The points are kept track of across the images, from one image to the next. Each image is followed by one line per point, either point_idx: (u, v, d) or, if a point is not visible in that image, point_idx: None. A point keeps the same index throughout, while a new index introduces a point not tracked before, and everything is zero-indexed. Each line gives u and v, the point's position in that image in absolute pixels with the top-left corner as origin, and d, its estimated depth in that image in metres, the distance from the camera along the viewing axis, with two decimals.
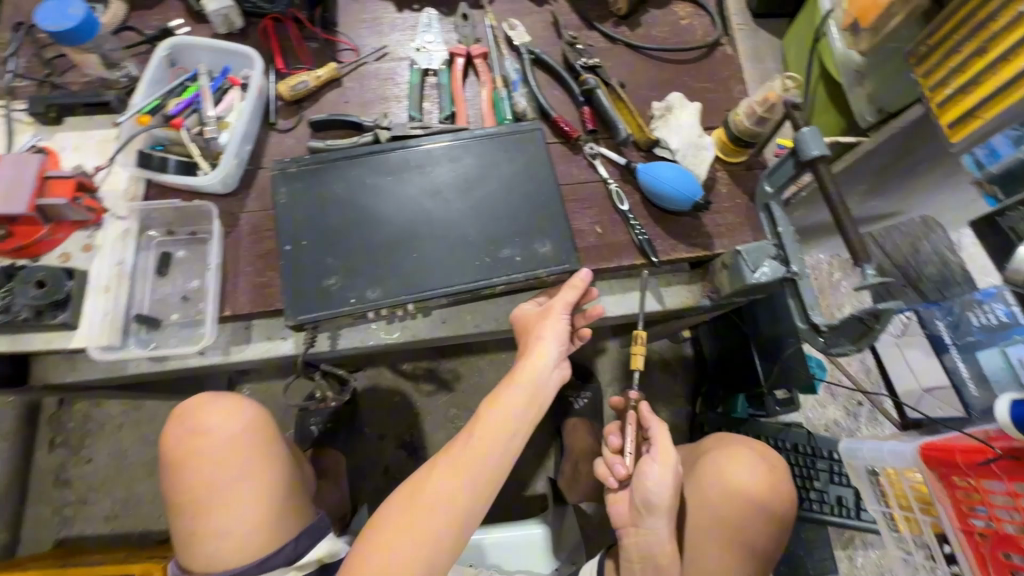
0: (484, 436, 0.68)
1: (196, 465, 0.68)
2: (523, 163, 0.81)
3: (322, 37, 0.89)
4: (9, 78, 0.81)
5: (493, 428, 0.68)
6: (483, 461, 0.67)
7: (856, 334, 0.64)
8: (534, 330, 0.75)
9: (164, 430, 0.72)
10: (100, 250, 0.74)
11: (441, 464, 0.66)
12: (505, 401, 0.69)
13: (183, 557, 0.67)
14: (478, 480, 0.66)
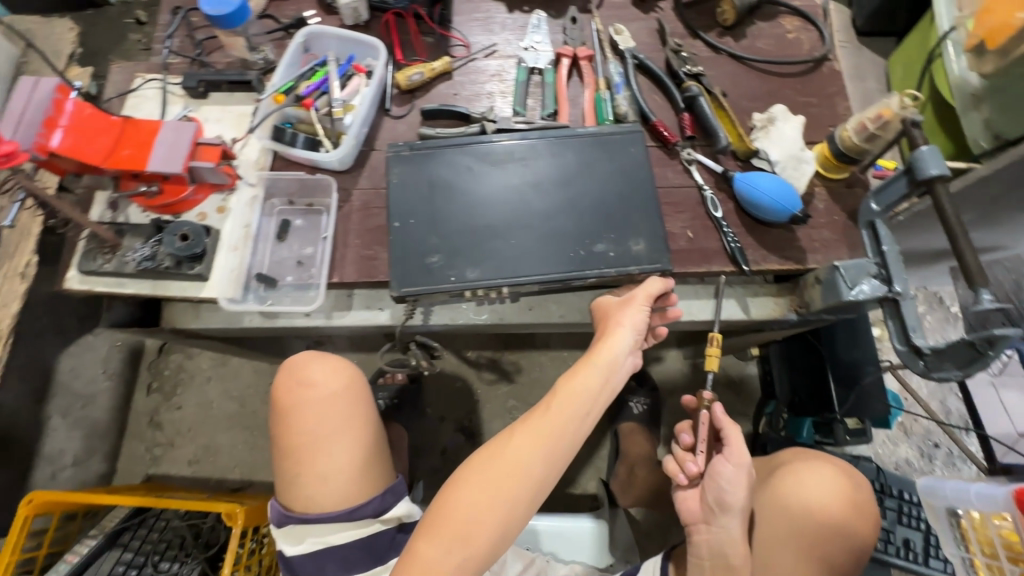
0: (561, 409, 0.69)
1: (301, 413, 0.75)
2: (623, 162, 0.83)
3: (438, 33, 0.95)
4: (167, 55, 0.92)
5: (574, 404, 0.69)
6: (561, 434, 0.67)
7: (964, 360, 0.62)
8: (613, 317, 0.75)
9: (274, 378, 0.80)
10: (231, 212, 0.82)
11: (516, 431, 0.68)
12: (581, 378, 0.70)
13: (284, 496, 0.75)
14: (553, 452, 0.67)
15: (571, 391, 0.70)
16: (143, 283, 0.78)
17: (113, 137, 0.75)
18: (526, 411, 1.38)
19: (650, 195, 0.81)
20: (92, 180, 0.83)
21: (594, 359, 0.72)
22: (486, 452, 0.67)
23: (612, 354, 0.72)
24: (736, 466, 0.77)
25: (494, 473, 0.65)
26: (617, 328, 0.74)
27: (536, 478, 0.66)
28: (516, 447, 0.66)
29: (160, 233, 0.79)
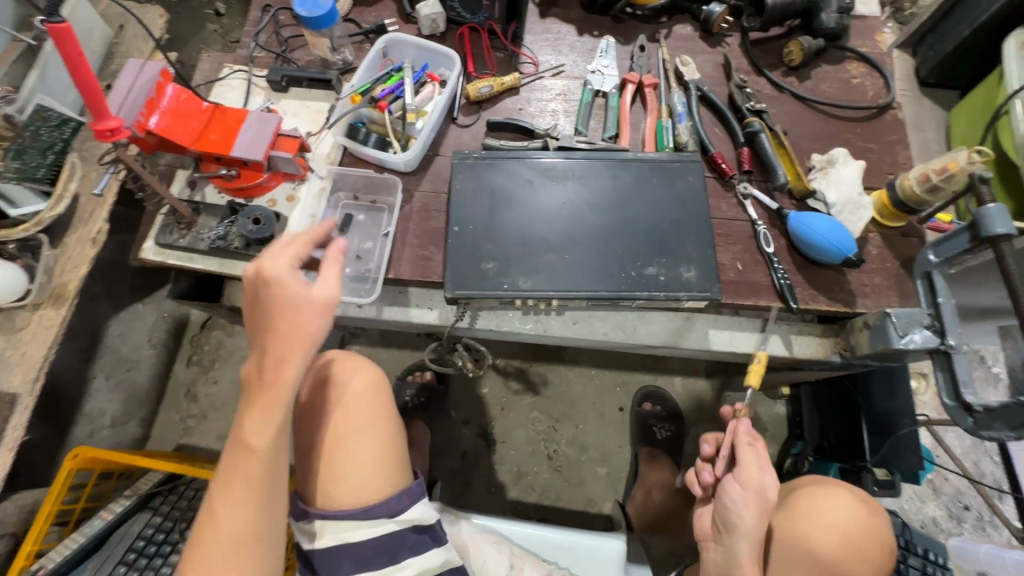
0: (252, 463, 0.60)
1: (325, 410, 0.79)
2: (678, 189, 0.85)
3: (510, 49, 0.99)
4: (253, 49, 0.97)
5: (265, 449, 0.60)
6: (266, 476, 0.60)
7: (1017, 422, 0.62)
8: (274, 298, 0.58)
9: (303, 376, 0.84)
10: (301, 201, 0.86)
11: (237, 479, 0.60)
12: (258, 416, 0.59)
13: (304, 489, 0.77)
14: (263, 492, 0.60)
15: (260, 440, 0.59)
16: (213, 261, 0.83)
17: (203, 121, 0.81)
18: (548, 424, 1.39)
19: (705, 223, 0.83)
20: (174, 159, 0.88)
21: (264, 382, 0.59)
22: (213, 512, 0.60)
23: (293, 376, 0.59)
24: (753, 497, 0.78)
25: (234, 518, 0.59)
26: (280, 350, 0.58)
27: (247, 528, 0.60)
28: (243, 491, 0.60)
29: (234, 215, 0.83)
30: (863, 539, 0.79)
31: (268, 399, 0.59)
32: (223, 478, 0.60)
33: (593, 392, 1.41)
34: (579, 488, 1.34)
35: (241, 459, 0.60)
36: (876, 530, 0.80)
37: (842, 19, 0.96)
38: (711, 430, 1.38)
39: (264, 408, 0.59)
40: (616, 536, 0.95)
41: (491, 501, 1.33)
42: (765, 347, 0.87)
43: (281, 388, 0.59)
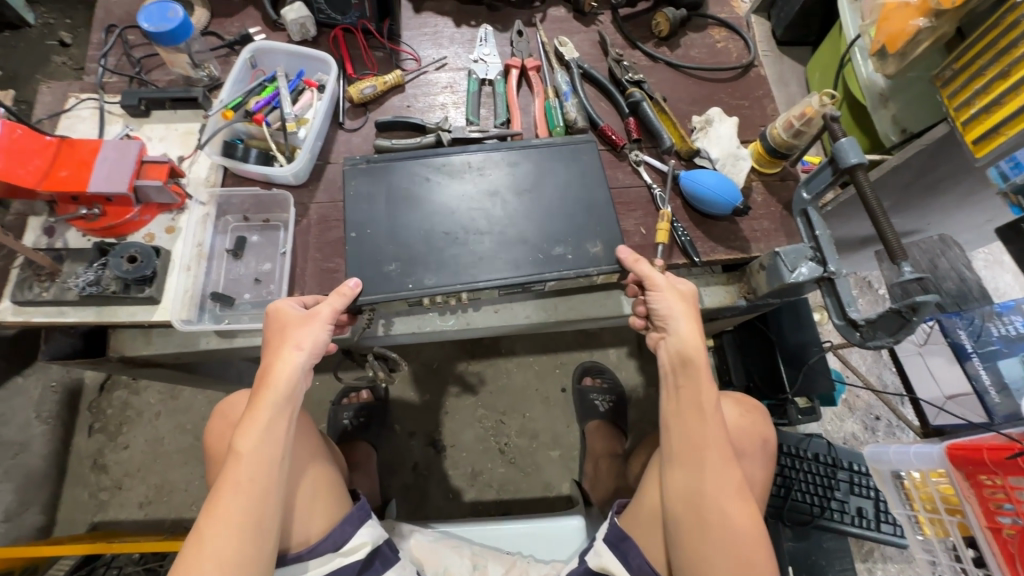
0: (241, 469, 0.61)
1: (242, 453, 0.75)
2: (573, 166, 0.86)
3: (388, 47, 0.97)
4: (102, 74, 0.88)
5: (257, 455, 0.62)
6: (260, 484, 0.61)
7: (894, 328, 0.68)
8: (288, 335, 0.67)
9: (206, 429, 0.79)
10: (183, 231, 0.79)
11: (225, 488, 0.60)
12: (257, 427, 0.63)
13: None
14: (255, 498, 0.60)
15: (248, 443, 0.62)
16: (87, 310, 0.74)
17: (48, 159, 0.73)
18: (495, 418, 1.38)
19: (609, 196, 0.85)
20: (23, 206, 0.78)
21: (262, 390, 0.64)
22: (204, 528, 0.59)
23: (286, 381, 0.65)
24: (672, 293, 0.75)
25: (225, 527, 0.59)
26: (276, 359, 0.65)
27: (239, 548, 0.58)
28: (237, 499, 0.60)
29: (105, 256, 0.75)
30: (749, 440, 0.86)
31: (263, 402, 0.64)
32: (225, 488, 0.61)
33: (534, 379, 1.43)
34: (537, 474, 1.35)
35: (238, 467, 0.61)
36: (762, 432, 0.88)
37: None
38: (650, 394, 1.44)
39: (254, 414, 0.63)
40: (573, 515, 0.95)
41: (450, 507, 1.31)
42: None
43: (271, 393, 0.64)
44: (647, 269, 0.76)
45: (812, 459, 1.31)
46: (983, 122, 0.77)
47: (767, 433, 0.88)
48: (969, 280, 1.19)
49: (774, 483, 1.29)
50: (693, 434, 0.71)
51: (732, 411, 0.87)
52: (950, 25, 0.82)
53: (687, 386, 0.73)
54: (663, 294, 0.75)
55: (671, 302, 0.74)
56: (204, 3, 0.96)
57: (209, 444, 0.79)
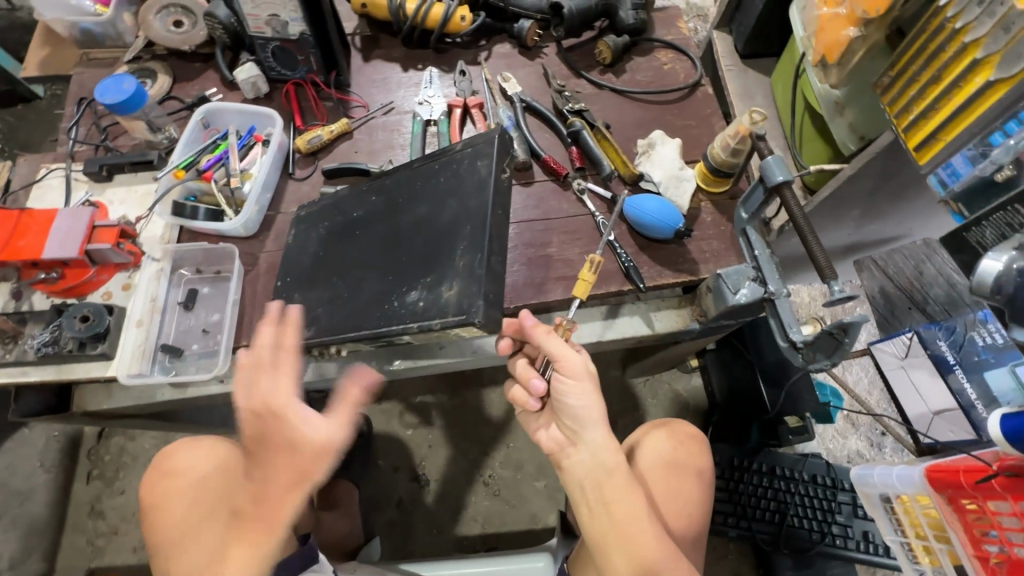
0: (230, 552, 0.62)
1: (171, 502, 0.80)
2: (465, 183, 0.74)
3: (337, 97, 1.01)
4: (72, 145, 0.95)
5: (271, 512, 0.62)
6: (283, 541, 0.63)
7: (830, 349, 0.67)
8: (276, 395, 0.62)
9: (142, 481, 0.85)
10: (137, 288, 0.83)
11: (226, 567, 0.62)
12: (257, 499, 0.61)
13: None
14: (270, 557, 0.63)
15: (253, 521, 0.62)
16: (46, 370, 0.78)
17: (9, 230, 0.78)
18: (478, 450, 1.37)
19: (485, 220, 0.70)
20: None
21: (275, 442, 0.61)
22: None
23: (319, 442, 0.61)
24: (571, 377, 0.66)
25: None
26: (265, 407, 0.62)
27: None
28: (244, 553, 0.62)
29: (61, 316, 0.79)
30: (682, 473, 0.86)
31: (268, 455, 0.61)
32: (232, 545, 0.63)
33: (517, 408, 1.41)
34: (522, 506, 1.32)
35: (247, 521, 0.63)
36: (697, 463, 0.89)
37: (638, 14, 1.04)
38: (637, 418, 1.41)
39: (299, 466, 0.61)
40: (539, 556, 0.91)
41: (435, 543, 1.29)
42: (631, 330, 0.88)
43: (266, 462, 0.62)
44: (554, 345, 0.66)
45: (808, 481, 1.23)
46: (923, 127, 0.73)
47: (704, 465, 0.89)
48: (959, 284, 1.07)
49: (767, 508, 1.21)
50: (629, 546, 0.65)
51: (664, 447, 0.89)
52: (881, 33, 0.80)
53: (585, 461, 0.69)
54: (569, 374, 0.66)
55: (584, 394, 0.66)
56: (167, 70, 1.03)
57: (143, 494, 0.83)
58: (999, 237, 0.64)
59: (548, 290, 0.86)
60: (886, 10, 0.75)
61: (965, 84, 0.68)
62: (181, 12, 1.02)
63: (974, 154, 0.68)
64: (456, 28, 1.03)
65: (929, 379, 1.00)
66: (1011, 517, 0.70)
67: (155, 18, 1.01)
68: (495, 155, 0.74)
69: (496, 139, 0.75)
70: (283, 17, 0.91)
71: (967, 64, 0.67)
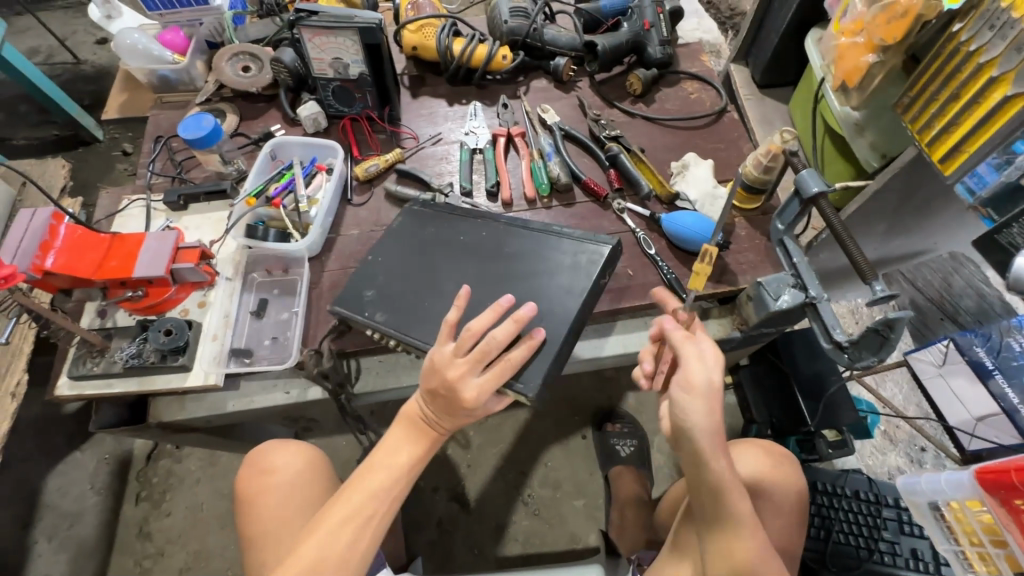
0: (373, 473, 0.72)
1: (268, 495, 0.86)
2: (568, 263, 0.81)
3: (389, 130, 1.10)
4: (150, 178, 1.04)
5: (404, 455, 0.73)
6: (398, 479, 0.72)
7: (876, 346, 0.70)
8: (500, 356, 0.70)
9: (239, 475, 0.90)
10: (212, 304, 0.89)
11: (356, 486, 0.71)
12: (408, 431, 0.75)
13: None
14: (388, 491, 0.71)
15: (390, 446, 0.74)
16: (131, 381, 0.83)
17: (102, 251, 0.85)
18: (516, 470, 1.39)
19: (574, 311, 0.77)
20: (82, 293, 0.91)
21: (457, 407, 0.71)
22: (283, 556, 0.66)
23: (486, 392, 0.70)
24: (691, 387, 0.67)
25: (360, 523, 0.68)
26: (457, 385, 0.69)
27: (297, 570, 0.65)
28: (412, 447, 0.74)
29: (145, 331, 0.85)
30: (771, 487, 0.89)
31: (437, 408, 0.73)
32: (348, 482, 0.71)
33: (553, 427, 1.43)
34: (563, 525, 1.32)
35: (376, 460, 0.73)
36: (792, 481, 0.91)
37: (666, 49, 1.12)
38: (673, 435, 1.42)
39: (462, 420, 0.74)
40: (587, 568, 0.88)
41: (477, 563, 1.29)
42: None
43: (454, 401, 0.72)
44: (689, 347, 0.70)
45: (851, 497, 1.20)
46: (944, 141, 0.79)
47: (796, 483, 0.91)
48: (990, 295, 1.12)
49: (814, 524, 1.19)
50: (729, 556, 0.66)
51: (759, 462, 0.91)
52: (899, 58, 0.87)
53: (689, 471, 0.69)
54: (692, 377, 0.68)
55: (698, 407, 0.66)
56: (235, 110, 1.13)
57: (238, 490, 0.88)
58: None
59: (594, 302, 0.91)
60: (902, 36, 0.82)
61: (983, 100, 0.73)
62: (249, 58, 1.13)
63: (997, 162, 0.73)
64: (498, 66, 1.12)
65: (969, 386, 1.01)
66: None
67: (226, 64, 1.12)
68: (603, 258, 0.80)
69: (604, 248, 0.81)
70: (345, 60, 1.00)
71: (982, 83, 0.73)
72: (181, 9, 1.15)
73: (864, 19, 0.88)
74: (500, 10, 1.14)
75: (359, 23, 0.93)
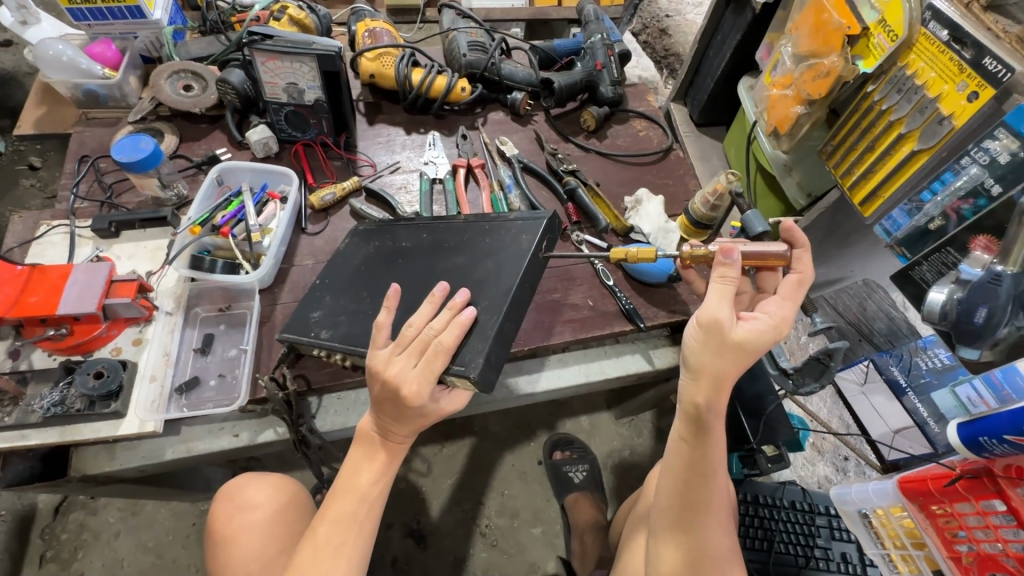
0: (344, 503, 0.68)
1: (244, 535, 0.79)
2: (507, 249, 0.79)
3: (346, 157, 1.07)
4: (73, 201, 0.95)
5: (363, 478, 0.69)
6: (363, 502, 0.68)
7: (817, 372, 0.84)
8: (432, 344, 0.66)
9: (215, 508, 0.84)
10: (149, 342, 0.82)
11: (326, 518, 0.67)
12: (379, 467, 0.69)
13: None
14: (356, 516, 0.67)
15: (350, 477, 0.69)
16: (49, 431, 0.74)
17: (19, 287, 0.78)
18: (473, 499, 1.37)
19: (512, 287, 0.73)
20: None
21: (403, 408, 0.66)
22: None
23: (420, 395, 0.65)
24: (732, 354, 0.61)
25: (331, 557, 0.65)
26: (396, 380, 0.65)
27: None
28: (376, 468, 0.69)
29: (70, 375, 0.77)
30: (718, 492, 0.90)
31: (386, 418, 0.68)
32: (317, 513, 0.68)
33: (509, 454, 1.43)
34: (521, 554, 1.31)
35: (339, 485, 0.69)
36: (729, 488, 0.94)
37: (616, 89, 1.18)
38: (626, 457, 1.45)
39: (418, 425, 0.69)
40: None
41: None
42: (632, 366, 0.96)
43: (376, 389, 0.67)
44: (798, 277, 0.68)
45: (789, 508, 1.18)
46: (863, 185, 0.90)
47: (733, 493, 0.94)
48: (897, 318, 1.22)
49: (753, 536, 1.14)
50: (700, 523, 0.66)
51: None
52: (823, 111, 0.96)
53: (686, 443, 0.65)
54: (804, 272, 0.68)
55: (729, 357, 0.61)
56: (174, 130, 1.06)
57: (213, 527, 0.82)
58: (938, 274, 0.79)
59: (556, 333, 0.93)
60: (825, 93, 0.91)
61: (894, 152, 0.84)
62: (191, 77, 1.07)
63: (908, 208, 0.84)
64: (457, 97, 1.13)
65: (886, 402, 1.15)
66: (974, 516, 0.81)
67: (165, 82, 1.05)
68: (540, 235, 0.78)
69: (544, 222, 0.80)
70: (301, 85, 0.96)
71: (892, 138, 0.83)
72: (113, 21, 1.06)
73: (793, 75, 0.99)
74: (459, 42, 1.16)
75: (317, 49, 0.90)
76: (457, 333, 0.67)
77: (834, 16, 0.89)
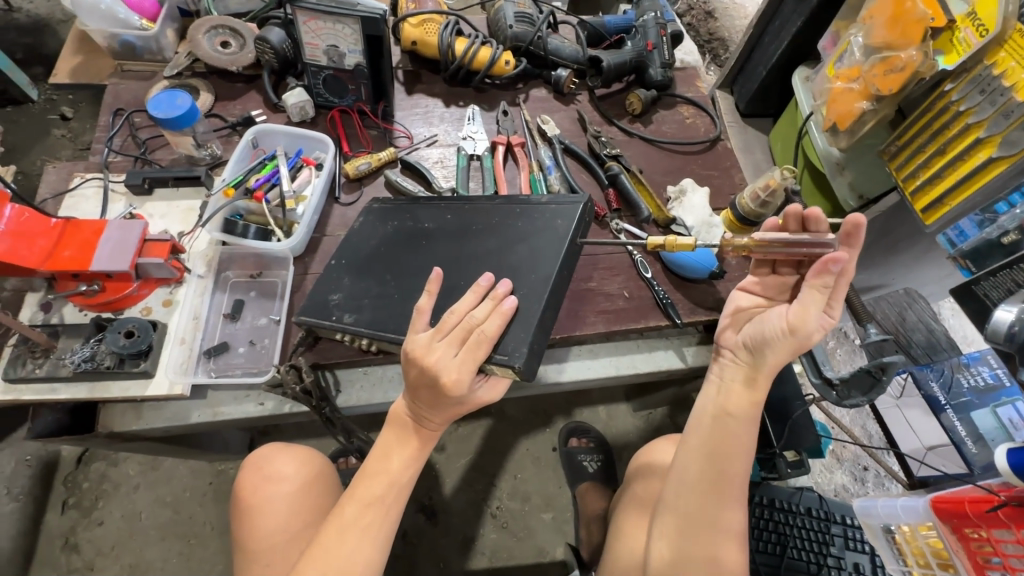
0: (374, 486, 0.67)
1: (271, 506, 0.79)
2: (543, 233, 0.76)
3: (382, 126, 1.04)
4: (107, 155, 0.93)
5: (394, 462, 0.68)
6: (392, 486, 0.67)
7: (865, 387, 0.81)
8: (474, 329, 0.65)
9: (242, 475, 0.84)
10: (180, 304, 0.81)
11: (354, 498, 0.67)
12: (411, 452, 0.68)
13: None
14: (384, 501, 0.66)
15: (381, 463, 0.68)
16: (79, 387, 0.74)
17: (53, 240, 0.77)
18: (485, 481, 1.37)
19: (551, 274, 0.71)
20: (22, 282, 0.80)
21: (441, 397, 0.64)
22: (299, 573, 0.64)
23: (460, 384, 0.62)
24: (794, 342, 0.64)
25: (355, 540, 0.64)
26: (435, 368, 0.63)
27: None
28: (407, 455, 0.68)
29: (101, 332, 0.76)
30: None
31: (421, 405, 0.66)
32: (345, 491, 0.68)
33: (524, 439, 1.42)
34: (531, 538, 1.31)
35: (368, 468, 0.68)
36: None
37: (666, 72, 1.13)
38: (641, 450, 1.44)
39: (452, 414, 0.67)
40: None
41: None
42: (664, 363, 0.94)
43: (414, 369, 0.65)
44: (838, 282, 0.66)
45: (805, 514, 1.15)
46: (931, 190, 0.85)
47: None
48: (937, 331, 1.17)
49: (767, 540, 1.12)
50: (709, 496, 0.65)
51: None
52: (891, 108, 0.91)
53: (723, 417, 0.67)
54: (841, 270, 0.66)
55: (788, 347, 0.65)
56: (209, 88, 1.03)
57: (239, 494, 0.82)
58: (1005, 294, 0.74)
59: (589, 323, 0.90)
60: (897, 89, 0.85)
61: (970, 157, 0.79)
62: (229, 33, 1.03)
63: (979, 218, 0.82)
64: (500, 71, 1.09)
65: (923, 418, 1.10)
66: (1013, 544, 0.78)
67: (203, 36, 1.02)
68: (576, 221, 0.75)
69: (583, 206, 0.77)
70: (342, 49, 0.93)
71: (970, 141, 0.78)
72: None
73: (862, 67, 0.92)
74: (505, 13, 1.11)
75: (362, 12, 0.86)
76: (497, 321, 0.65)
77: (917, 6, 0.82)
